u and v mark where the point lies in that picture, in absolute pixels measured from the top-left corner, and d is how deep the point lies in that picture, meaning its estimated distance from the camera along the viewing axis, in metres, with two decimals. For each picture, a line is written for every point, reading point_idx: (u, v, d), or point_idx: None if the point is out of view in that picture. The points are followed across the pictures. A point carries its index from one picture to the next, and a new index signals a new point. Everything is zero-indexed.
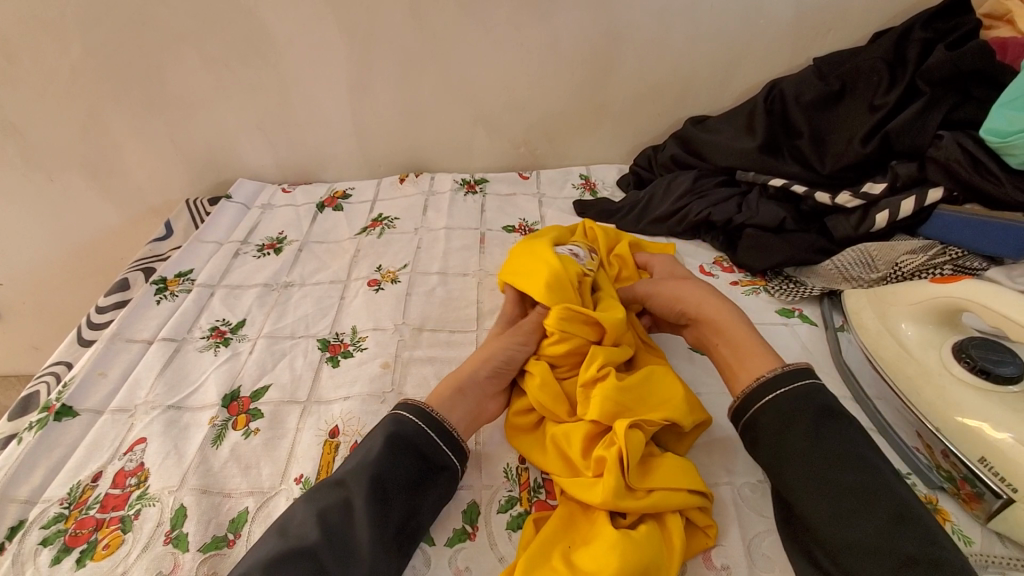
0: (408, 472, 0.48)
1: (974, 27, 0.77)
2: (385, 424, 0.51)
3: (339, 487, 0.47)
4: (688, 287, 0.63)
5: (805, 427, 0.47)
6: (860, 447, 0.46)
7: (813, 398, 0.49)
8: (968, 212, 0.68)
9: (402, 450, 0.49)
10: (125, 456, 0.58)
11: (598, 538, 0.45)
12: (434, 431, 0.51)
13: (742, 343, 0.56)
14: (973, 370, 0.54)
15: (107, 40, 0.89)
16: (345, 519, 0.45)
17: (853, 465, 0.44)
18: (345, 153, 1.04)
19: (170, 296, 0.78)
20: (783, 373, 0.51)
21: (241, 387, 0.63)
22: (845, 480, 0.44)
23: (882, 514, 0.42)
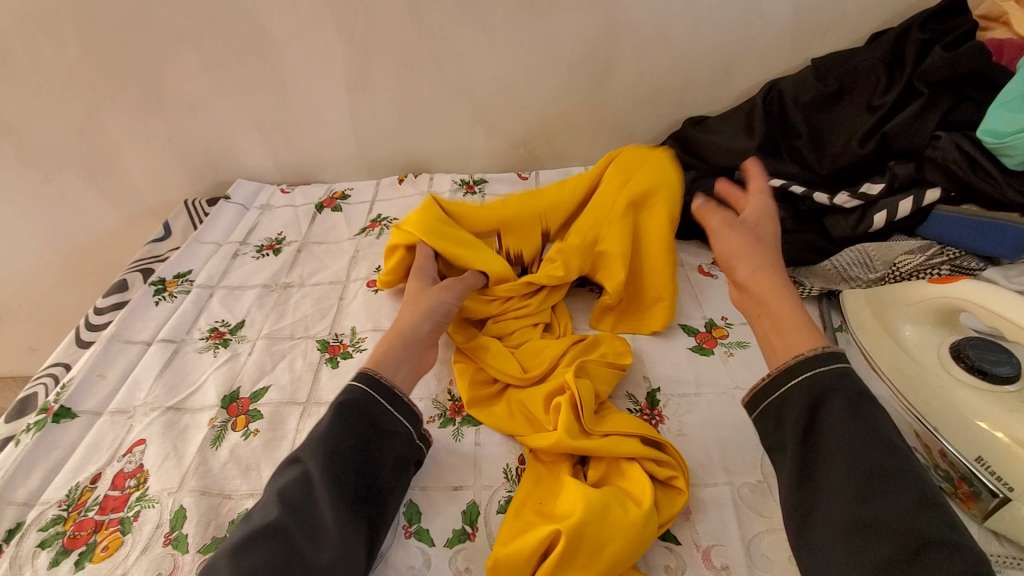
0: (367, 446, 0.48)
1: (970, 28, 0.78)
2: (340, 398, 0.51)
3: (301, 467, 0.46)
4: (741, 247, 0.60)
5: (840, 407, 0.45)
6: (890, 430, 0.44)
7: (850, 380, 0.47)
8: (964, 212, 0.69)
9: (359, 422, 0.49)
10: (124, 458, 0.58)
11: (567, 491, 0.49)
12: (383, 396, 0.51)
13: (786, 315, 0.53)
14: (970, 370, 0.54)
15: (105, 41, 0.89)
16: (314, 502, 0.44)
17: (885, 448, 0.43)
18: (344, 154, 1.04)
19: (169, 297, 0.78)
20: (825, 353, 0.48)
21: (241, 389, 0.63)
22: (874, 463, 0.42)
23: (908, 499, 0.41)
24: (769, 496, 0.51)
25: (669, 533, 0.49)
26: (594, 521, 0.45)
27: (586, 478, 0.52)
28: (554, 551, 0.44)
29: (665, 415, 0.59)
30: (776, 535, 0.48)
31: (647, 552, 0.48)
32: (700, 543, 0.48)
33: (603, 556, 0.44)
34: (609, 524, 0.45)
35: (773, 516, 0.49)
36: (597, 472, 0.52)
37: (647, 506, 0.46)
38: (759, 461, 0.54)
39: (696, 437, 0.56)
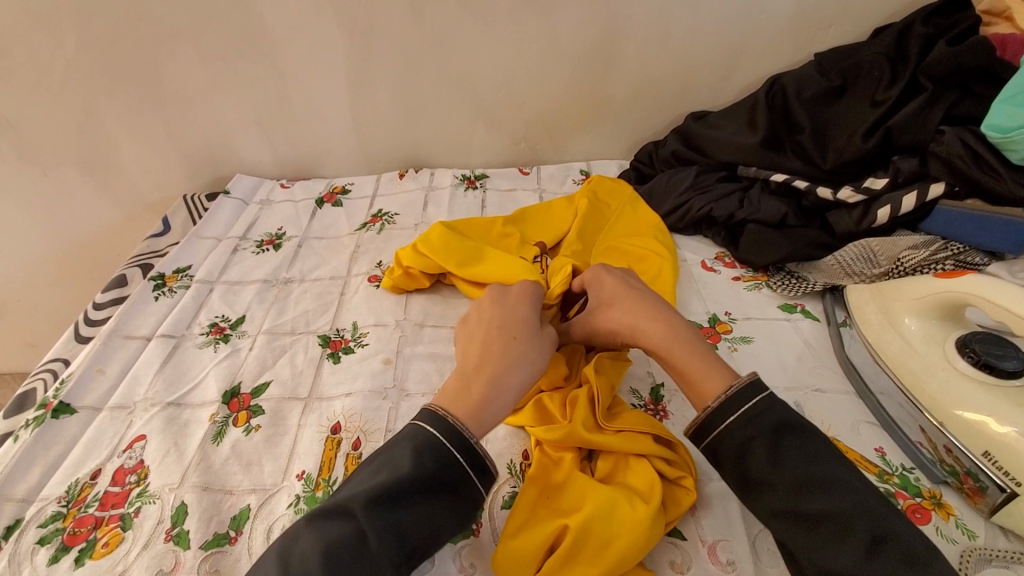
0: (434, 504, 0.42)
1: (972, 23, 0.78)
2: (409, 442, 0.45)
3: (351, 516, 0.40)
4: (616, 316, 0.56)
5: (762, 455, 0.42)
6: (819, 464, 0.41)
7: (765, 415, 0.44)
8: (967, 207, 0.68)
9: (431, 484, 0.43)
10: (125, 453, 0.57)
11: (572, 488, 0.49)
12: (472, 468, 0.45)
13: (686, 372, 0.50)
14: (976, 364, 0.53)
15: (103, 34, 0.88)
16: (364, 561, 0.38)
17: (818, 488, 0.40)
18: (343, 149, 1.04)
19: (169, 292, 0.77)
20: (727, 399, 0.45)
21: (241, 385, 0.63)
22: (812, 508, 0.40)
23: (858, 542, 0.38)
24: None
25: (675, 528, 0.48)
26: (599, 519, 0.45)
27: (594, 474, 0.51)
28: (558, 550, 0.44)
29: (669, 410, 0.59)
30: None
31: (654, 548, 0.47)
32: (705, 538, 0.47)
33: (608, 556, 0.44)
34: (616, 520, 0.45)
35: None
36: (604, 468, 0.51)
37: (655, 504, 0.46)
38: None
39: None
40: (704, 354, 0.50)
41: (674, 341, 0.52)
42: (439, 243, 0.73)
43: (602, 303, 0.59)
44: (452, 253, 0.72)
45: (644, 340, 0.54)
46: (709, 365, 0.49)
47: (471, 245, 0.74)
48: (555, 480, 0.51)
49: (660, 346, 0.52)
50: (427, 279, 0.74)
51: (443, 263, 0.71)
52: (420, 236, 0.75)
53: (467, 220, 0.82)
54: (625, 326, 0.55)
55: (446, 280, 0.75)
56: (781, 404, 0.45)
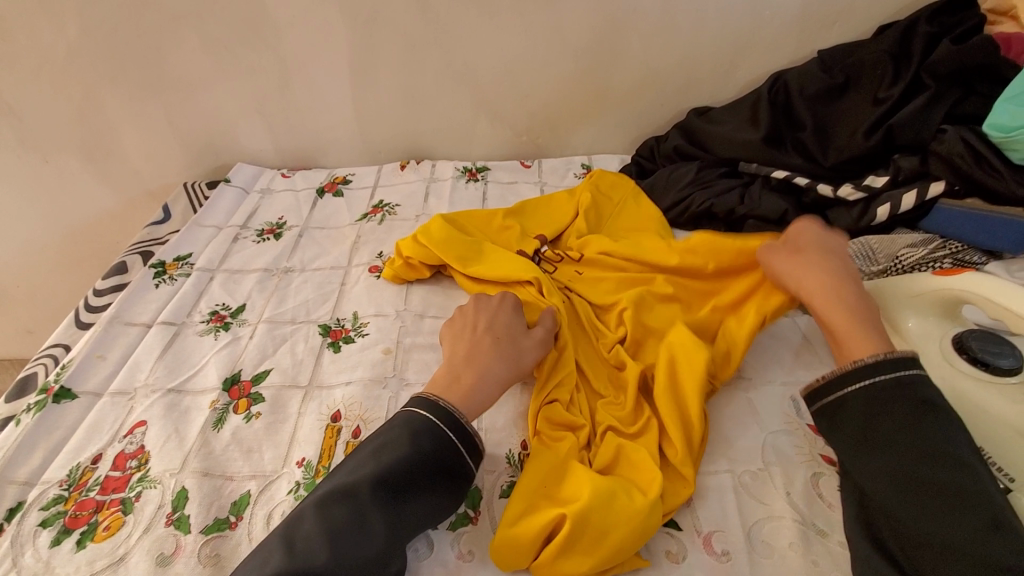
0: (424, 482, 0.46)
1: (976, 23, 0.78)
2: (405, 428, 0.48)
3: (352, 495, 0.44)
4: (804, 266, 0.60)
5: (894, 422, 0.45)
6: (951, 444, 0.43)
7: (915, 388, 0.46)
8: (967, 206, 0.70)
9: (426, 463, 0.47)
10: (126, 439, 0.58)
11: (575, 478, 0.49)
12: (463, 445, 0.49)
13: (841, 332, 0.53)
14: (972, 362, 0.53)
15: (106, 19, 0.88)
16: (360, 530, 0.42)
17: (941, 461, 0.42)
18: (345, 139, 1.03)
19: (169, 280, 0.77)
20: (886, 359, 0.47)
21: (242, 372, 0.63)
22: (932, 477, 0.42)
23: (976, 520, 0.39)
24: (770, 484, 0.51)
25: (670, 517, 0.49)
26: (602, 506, 0.45)
27: (592, 465, 0.51)
28: (557, 537, 0.44)
29: None
30: (775, 523, 0.48)
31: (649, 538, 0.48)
32: (701, 529, 0.48)
33: (606, 542, 0.44)
34: (613, 510, 0.45)
35: (773, 504, 0.50)
36: (603, 460, 0.51)
37: (652, 494, 0.47)
38: (761, 449, 0.54)
39: None
40: (868, 321, 0.53)
41: (847, 307, 0.55)
42: (439, 237, 0.73)
43: (789, 250, 0.64)
44: (452, 247, 0.72)
45: (813, 293, 0.57)
46: (868, 332, 0.52)
47: (472, 242, 0.74)
48: (555, 467, 0.51)
49: (829, 305, 0.56)
50: (428, 271, 0.74)
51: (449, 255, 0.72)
52: (421, 230, 0.75)
53: (463, 214, 0.81)
54: (807, 279, 0.59)
55: (446, 272, 0.75)
56: (925, 383, 0.46)
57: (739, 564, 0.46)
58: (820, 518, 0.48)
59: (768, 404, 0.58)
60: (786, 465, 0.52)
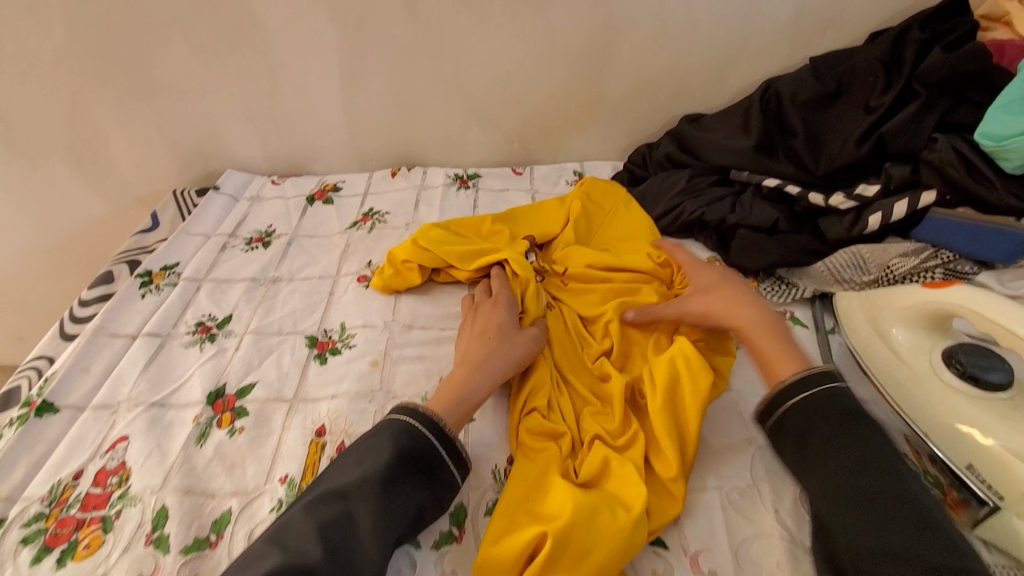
0: (408, 481, 0.48)
1: (969, 29, 0.78)
2: (386, 433, 0.50)
3: (339, 496, 0.46)
4: (716, 300, 0.61)
5: (828, 433, 0.48)
6: (883, 452, 0.46)
7: (840, 399, 0.50)
8: (959, 215, 0.69)
9: (407, 466, 0.48)
10: (107, 454, 0.57)
11: (555, 491, 0.48)
12: (444, 448, 0.50)
13: (766, 353, 0.56)
14: (962, 377, 0.52)
15: (93, 25, 0.87)
16: (347, 528, 0.44)
17: (872, 470, 0.45)
18: (336, 145, 1.02)
19: (155, 290, 0.77)
20: (805, 377, 0.52)
21: (226, 385, 0.62)
22: (869, 483, 0.44)
23: (910, 521, 0.42)
24: (757, 500, 0.51)
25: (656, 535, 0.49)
26: (582, 523, 0.45)
27: (575, 479, 0.51)
28: (539, 556, 0.43)
29: None
30: (763, 541, 0.48)
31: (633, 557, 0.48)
32: (688, 548, 0.48)
33: (586, 561, 0.44)
34: (595, 529, 0.45)
35: (760, 521, 0.49)
36: (586, 474, 0.51)
37: (635, 512, 0.46)
38: (749, 466, 0.53)
39: None
40: (785, 341, 0.57)
41: (768, 331, 0.58)
42: (430, 245, 0.72)
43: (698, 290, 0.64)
44: (445, 248, 0.72)
45: (734, 321, 0.59)
46: (788, 351, 0.56)
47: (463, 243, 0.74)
48: (537, 480, 0.50)
49: (745, 328, 0.58)
50: (419, 276, 0.73)
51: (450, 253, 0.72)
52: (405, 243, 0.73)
53: (448, 223, 0.80)
54: (721, 312, 0.60)
55: (437, 277, 0.75)
56: (844, 395, 0.51)
57: None
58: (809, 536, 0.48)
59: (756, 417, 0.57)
60: (775, 480, 0.52)
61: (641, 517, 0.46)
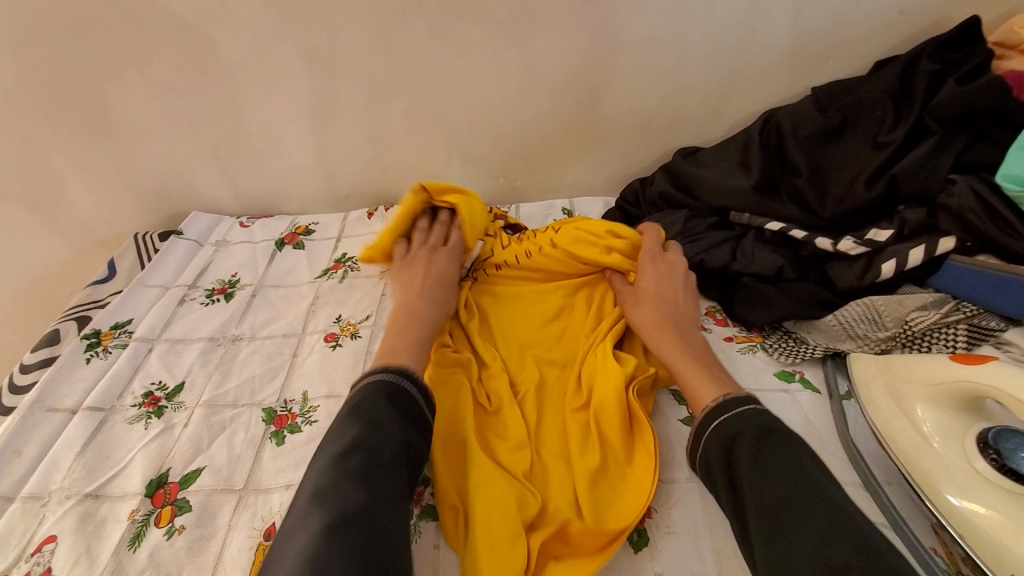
0: (415, 424, 0.51)
1: (985, 59, 0.72)
2: (371, 389, 0.53)
3: (361, 446, 0.47)
4: (650, 315, 0.64)
5: (747, 446, 0.47)
6: (798, 461, 0.45)
7: (754, 418, 0.49)
8: (980, 264, 0.63)
9: (404, 412, 0.52)
10: (31, 559, 0.50)
11: (463, 419, 0.58)
12: (422, 398, 0.54)
13: (674, 364, 0.59)
14: (1002, 470, 0.46)
15: (43, 63, 0.81)
16: (382, 467, 0.46)
17: (789, 478, 0.43)
18: (308, 184, 0.96)
19: (103, 353, 0.70)
20: (728, 400, 0.52)
21: (170, 471, 0.56)
22: (781, 495, 0.42)
23: (818, 525, 0.40)
24: None
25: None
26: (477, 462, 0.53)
27: (488, 409, 0.60)
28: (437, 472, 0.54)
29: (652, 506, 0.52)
30: None
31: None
32: None
33: (475, 498, 0.50)
34: (480, 454, 0.54)
35: None
36: (498, 406, 0.59)
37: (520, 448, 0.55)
38: None
39: (686, 534, 0.50)
40: (714, 370, 0.57)
41: (694, 357, 0.59)
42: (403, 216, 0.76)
43: (634, 297, 0.68)
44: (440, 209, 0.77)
45: (659, 343, 0.62)
46: (709, 375, 0.56)
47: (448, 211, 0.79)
48: (453, 408, 0.59)
49: (658, 347, 0.62)
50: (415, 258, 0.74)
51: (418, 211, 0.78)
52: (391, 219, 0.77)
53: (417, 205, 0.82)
54: (650, 329, 0.63)
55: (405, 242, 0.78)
56: (761, 413, 0.49)
57: None
58: None
59: None
60: None
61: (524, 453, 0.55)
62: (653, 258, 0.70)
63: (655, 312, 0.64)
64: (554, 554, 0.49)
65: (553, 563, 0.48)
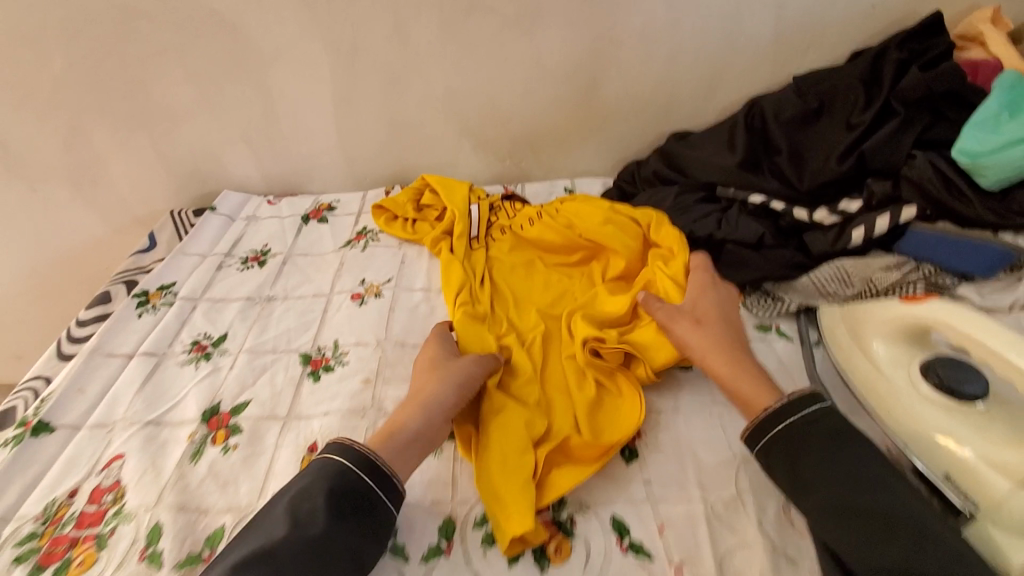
0: (354, 530, 0.46)
1: (945, 49, 0.80)
2: (317, 476, 0.49)
3: (271, 557, 0.44)
4: (701, 334, 0.62)
5: (817, 456, 0.48)
6: (873, 470, 0.47)
7: (820, 423, 0.50)
8: (940, 230, 0.70)
9: (342, 509, 0.47)
10: (103, 472, 0.58)
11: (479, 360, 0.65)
12: (376, 483, 0.50)
13: (720, 373, 0.59)
14: (939, 389, 0.54)
15: (91, 53, 0.89)
16: None
17: (868, 487, 0.46)
18: (330, 166, 1.04)
19: (152, 309, 0.78)
20: (788, 402, 0.52)
21: (221, 403, 0.63)
22: (864, 506, 0.45)
23: (907, 535, 0.43)
24: (741, 511, 0.52)
25: (614, 518, 0.52)
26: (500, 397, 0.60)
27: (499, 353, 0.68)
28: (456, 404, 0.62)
29: (643, 430, 0.60)
30: (747, 551, 0.49)
31: (595, 505, 0.53)
32: (672, 558, 0.49)
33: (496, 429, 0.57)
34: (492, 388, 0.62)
35: (744, 531, 0.50)
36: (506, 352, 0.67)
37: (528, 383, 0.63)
38: (734, 477, 0.54)
39: (672, 452, 0.57)
40: (767, 383, 0.56)
41: (749, 370, 0.58)
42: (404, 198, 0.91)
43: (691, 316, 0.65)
44: (443, 185, 0.90)
45: (714, 362, 0.60)
46: (764, 386, 0.56)
47: (453, 189, 0.90)
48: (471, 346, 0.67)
49: (706, 357, 0.60)
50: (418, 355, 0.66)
51: (418, 197, 0.93)
52: (396, 199, 0.91)
53: (425, 182, 0.93)
54: (702, 347, 0.61)
55: (417, 219, 0.90)
56: (829, 415, 0.51)
57: None
58: (790, 545, 0.49)
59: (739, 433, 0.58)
60: (760, 493, 0.53)
61: (533, 387, 0.63)
62: (701, 285, 0.72)
63: (711, 334, 0.63)
64: (557, 464, 0.56)
65: (557, 470, 0.55)
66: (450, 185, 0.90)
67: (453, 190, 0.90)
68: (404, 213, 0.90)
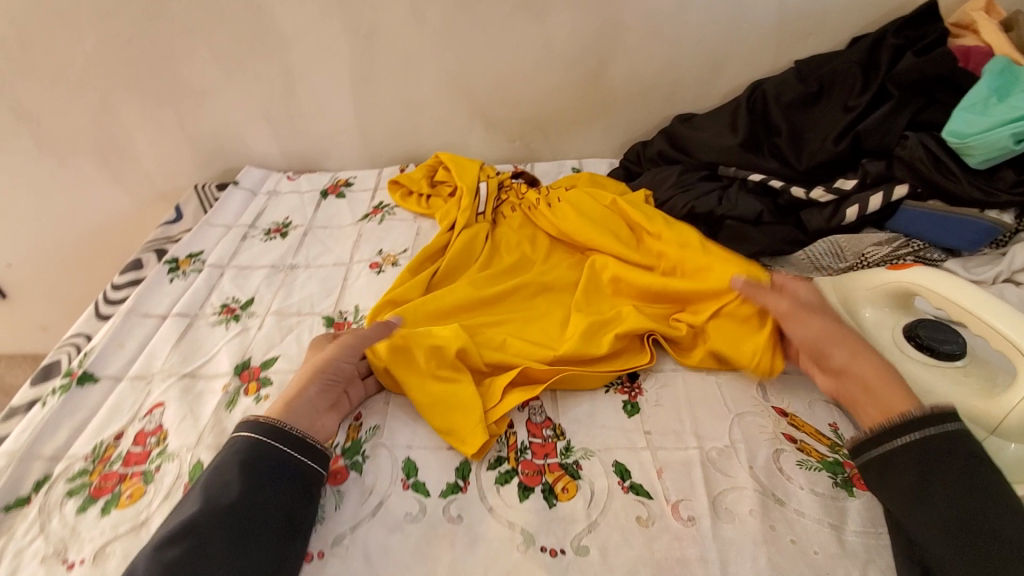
0: (274, 489, 0.50)
1: (939, 35, 0.83)
2: (228, 450, 0.53)
3: (192, 529, 0.46)
4: (836, 332, 0.59)
5: (953, 475, 0.46)
6: (1007, 497, 0.44)
7: (961, 445, 0.47)
8: (930, 207, 0.74)
9: (256, 475, 0.51)
10: (145, 418, 0.63)
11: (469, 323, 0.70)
12: (290, 446, 0.53)
13: (858, 373, 0.56)
14: (920, 349, 0.58)
15: (122, 32, 0.94)
16: (208, 552, 0.45)
17: (1002, 515, 0.43)
18: (346, 144, 1.08)
19: (182, 275, 0.83)
20: (929, 412, 0.49)
21: (251, 358, 0.68)
22: (994, 532, 0.43)
23: None
24: (733, 458, 0.56)
25: (616, 463, 0.56)
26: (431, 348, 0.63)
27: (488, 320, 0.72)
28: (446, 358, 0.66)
29: (644, 388, 0.65)
30: (738, 492, 0.53)
31: (599, 452, 0.58)
32: (670, 498, 0.53)
33: (432, 373, 0.62)
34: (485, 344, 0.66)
35: (737, 476, 0.54)
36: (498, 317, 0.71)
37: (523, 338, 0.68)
38: (728, 428, 0.59)
39: (671, 407, 0.62)
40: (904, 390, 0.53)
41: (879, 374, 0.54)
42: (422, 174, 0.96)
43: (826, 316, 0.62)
44: (455, 162, 0.94)
45: (851, 364, 0.56)
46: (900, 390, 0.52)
47: (465, 167, 0.93)
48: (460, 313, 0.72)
49: (840, 359, 0.57)
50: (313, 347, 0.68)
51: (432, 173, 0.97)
52: (411, 176, 0.96)
53: (439, 159, 0.97)
54: (839, 347, 0.58)
55: (432, 194, 0.94)
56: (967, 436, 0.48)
57: (703, 528, 0.50)
58: (779, 488, 0.53)
59: (735, 391, 0.63)
60: (751, 442, 0.57)
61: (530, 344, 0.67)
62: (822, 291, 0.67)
63: (847, 334, 0.59)
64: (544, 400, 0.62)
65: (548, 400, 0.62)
66: (463, 164, 0.94)
67: (465, 168, 0.93)
68: (419, 188, 0.95)
